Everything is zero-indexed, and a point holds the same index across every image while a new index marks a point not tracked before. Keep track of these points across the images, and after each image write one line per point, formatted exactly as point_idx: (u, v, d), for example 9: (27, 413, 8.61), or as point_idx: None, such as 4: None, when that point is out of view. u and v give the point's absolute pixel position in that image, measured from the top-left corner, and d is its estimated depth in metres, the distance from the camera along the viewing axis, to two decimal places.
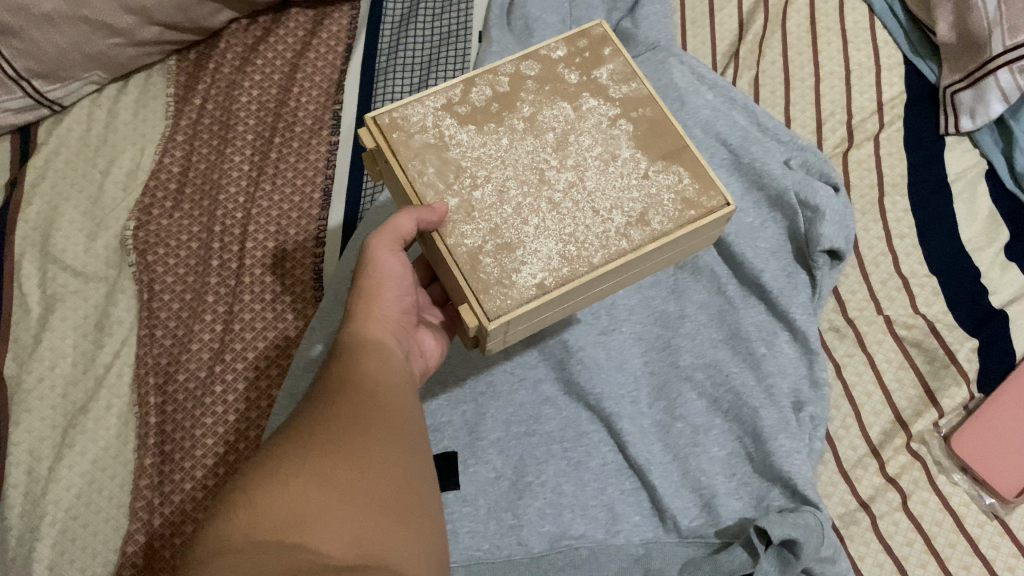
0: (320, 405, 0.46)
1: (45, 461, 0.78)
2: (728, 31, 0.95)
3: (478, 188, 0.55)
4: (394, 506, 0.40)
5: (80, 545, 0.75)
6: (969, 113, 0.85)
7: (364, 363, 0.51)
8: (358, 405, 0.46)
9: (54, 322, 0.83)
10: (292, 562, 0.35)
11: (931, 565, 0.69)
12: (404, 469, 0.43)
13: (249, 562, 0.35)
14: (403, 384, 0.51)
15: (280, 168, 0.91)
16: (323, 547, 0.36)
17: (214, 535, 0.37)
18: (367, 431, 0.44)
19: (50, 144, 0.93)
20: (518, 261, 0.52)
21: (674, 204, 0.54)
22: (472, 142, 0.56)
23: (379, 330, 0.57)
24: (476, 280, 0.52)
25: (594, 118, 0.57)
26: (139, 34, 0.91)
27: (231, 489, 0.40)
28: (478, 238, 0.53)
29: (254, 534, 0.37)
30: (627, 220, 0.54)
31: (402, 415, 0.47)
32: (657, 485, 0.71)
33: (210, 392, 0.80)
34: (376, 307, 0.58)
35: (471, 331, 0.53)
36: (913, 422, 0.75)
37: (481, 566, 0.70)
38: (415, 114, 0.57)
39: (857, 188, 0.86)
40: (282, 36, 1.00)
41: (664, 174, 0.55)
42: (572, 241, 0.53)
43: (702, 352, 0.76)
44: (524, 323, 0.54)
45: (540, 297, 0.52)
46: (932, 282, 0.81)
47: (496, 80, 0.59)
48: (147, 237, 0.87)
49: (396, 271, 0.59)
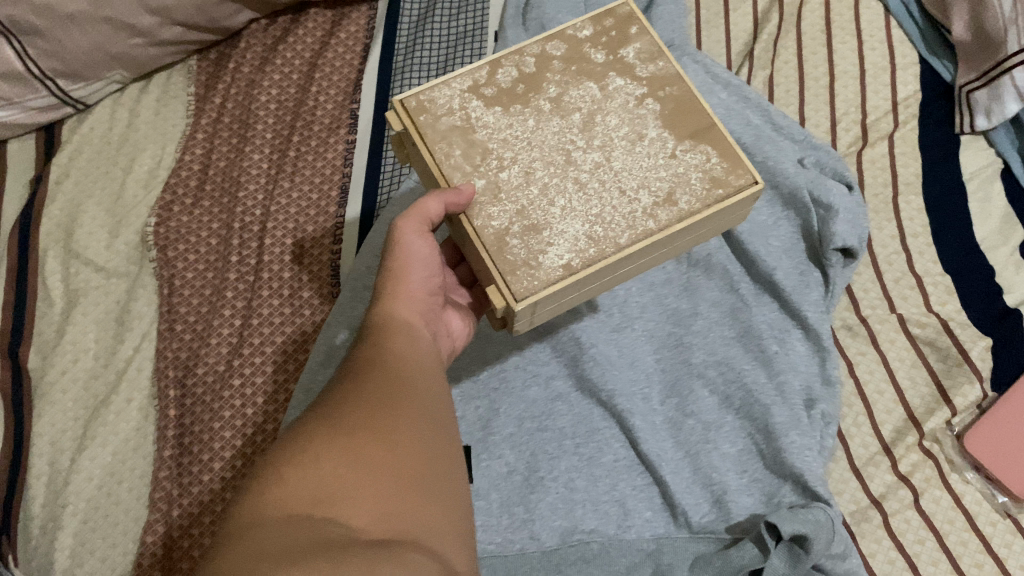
0: (346, 386, 0.47)
1: (67, 453, 0.79)
2: (743, 31, 0.96)
3: (505, 169, 0.56)
4: (423, 484, 0.41)
5: (101, 535, 0.76)
6: (984, 112, 0.84)
7: (390, 345, 0.52)
8: (386, 385, 0.47)
9: (77, 316, 0.85)
10: (323, 533, 0.36)
11: (943, 563, 0.69)
12: (433, 448, 0.44)
13: (282, 532, 0.36)
14: (430, 366, 0.52)
15: (298, 166, 0.93)
16: (354, 522, 0.37)
17: (245, 511, 0.38)
18: (396, 412, 0.44)
19: (73, 143, 0.94)
20: (545, 242, 0.53)
21: (701, 182, 0.55)
22: (498, 123, 0.57)
23: (407, 311, 0.57)
24: (503, 262, 0.53)
25: (620, 98, 0.58)
26: (160, 34, 0.93)
27: (262, 466, 0.41)
28: (505, 219, 0.54)
29: (287, 509, 0.38)
30: (654, 200, 0.54)
31: (429, 395, 0.48)
32: (669, 482, 0.72)
33: (228, 385, 0.81)
34: (404, 288, 0.58)
35: (499, 312, 0.54)
36: (925, 420, 0.75)
37: (494, 559, 0.71)
38: (442, 96, 0.58)
39: (871, 186, 0.86)
40: (301, 36, 1.01)
41: (692, 153, 0.56)
42: (599, 222, 0.54)
43: (715, 349, 0.77)
44: (551, 304, 0.55)
45: (566, 278, 0.52)
46: (945, 281, 0.81)
47: (522, 61, 0.60)
48: (168, 233, 0.89)
49: (423, 254, 0.60)
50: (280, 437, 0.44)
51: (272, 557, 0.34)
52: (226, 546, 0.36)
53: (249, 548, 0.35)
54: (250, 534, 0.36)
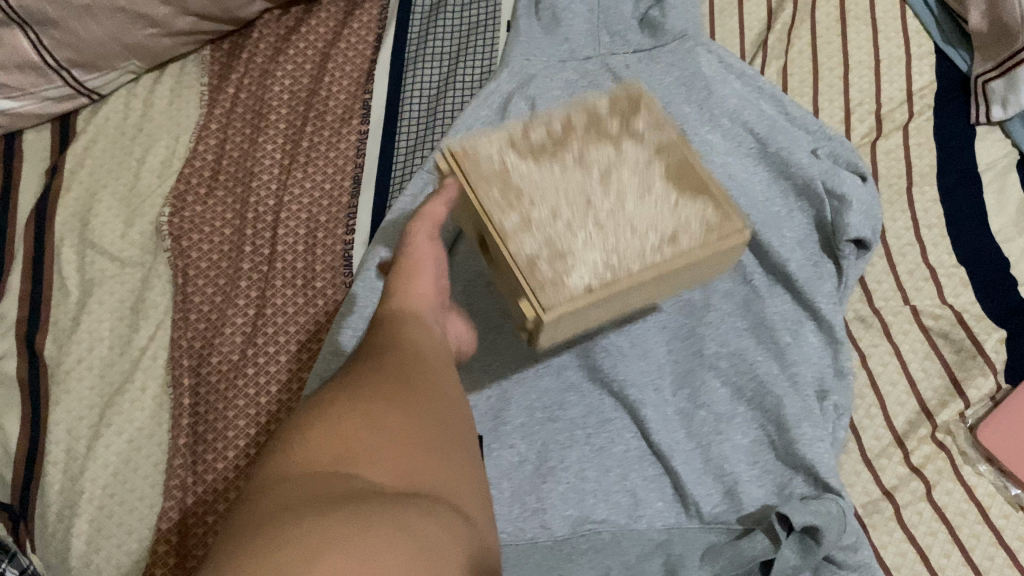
0: (366, 362, 0.48)
1: (83, 441, 0.80)
2: (756, 20, 0.95)
3: (532, 206, 0.55)
4: (441, 449, 0.42)
5: (117, 522, 0.77)
6: (1000, 102, 0.84)
7: (404, 332, 0.53)
8: (405, 362, 0.48)
9: (92, 306, 0.86)
10: (342, 487, 0.37)
11: (955, 555, 0.69)
12: (449, 420, 0.45)
13: (304, 486, 0.37)
14: (444, 353, 0.53)
15: (312, 156, 0.93)
16: (376, 478, 0.38)
17: (271, 470, 0.39)
18: (413, 385, 0.45)
19: (88, 133, 0.95)
20: (569, 265, 0.54)
21: (707, 227, 0.55)
22: (527, 173, 0.57)
23: (419, 304, 0.58)
24: (533, 278, 0.53)
25: (636, 159, 0.58)
26: (174, 24, 0.93)
27: (285, 433, 0.42)
28: (535, 244, 0.54)
29: (309, 466, 0.38)
30: (661, 239, 0.55)
31: (445, 377, 0.49)
32: (680, 472, 0.72)
33: (242, 374, 0.82)
34: (414, 286, 0.59)
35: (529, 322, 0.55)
36: (938, 412, 0.75)
37: (506, 548, 0.71)
38: (481, 152, 0.58)
39: (885, 177, 0.86)
40: (314, 26, 1.02)
41: (691, 204, 0.56)
42: (616, 251, 0.54)
43: (727, 340, 0.77)
44: (572, 319, 0.55)
45: (588, 299, 0.53)
46: (959, 273, 0.80)
47: (548, 125, 0.60)
48: (182, 223, 0.89)
49: (432, 254, 0.63)
50: (301, 408, 0.45)
51: (298, 503, 0.35)
52: (250, 500, 0.37)
53: (272, 500, 0.36)
54: (276, 487, 0.37)
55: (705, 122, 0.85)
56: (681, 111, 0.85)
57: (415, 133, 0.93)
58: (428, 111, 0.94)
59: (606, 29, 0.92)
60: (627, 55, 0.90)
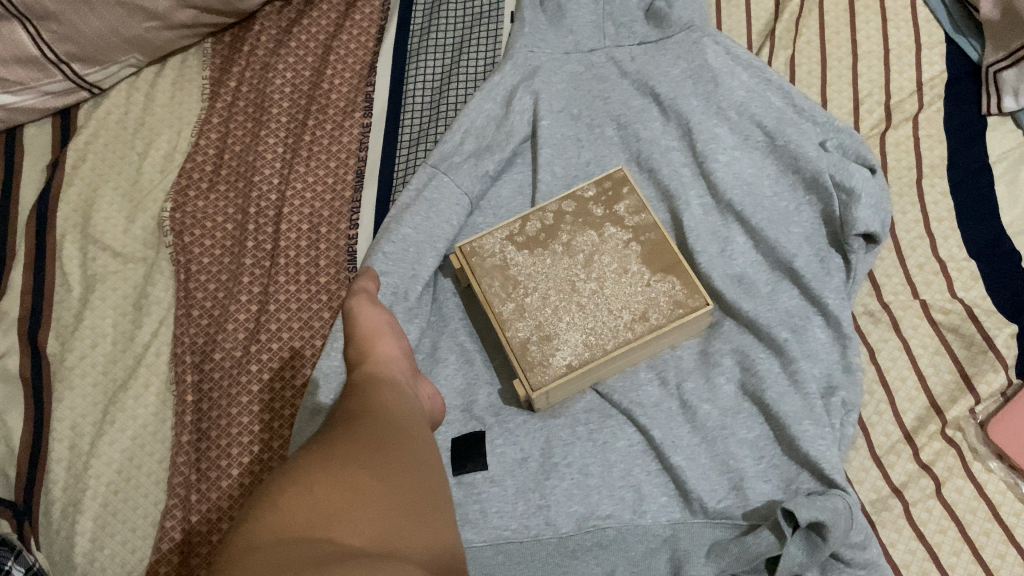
0: (341, 426, 0.47)
1: (87, 437, 0.80)
2: (763, 11, 0.94)
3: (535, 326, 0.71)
4: (413, 510, 0.41)
5: (121, 519, 0.77)
6: (1012, 92, 0.83)
7: (378, 397, 0.50)
8: (376, 425, 0.47)
9: (94, 302, 0.85)
10: (319, 554, 0.36)
11: (965, 553, 0.68)
12: (421, 479, 0.44)
13: (280, 558, 0.36)
14: (418, 416, 0.51)
15: (314, 150, 0.92)
16: (349, 543, 0.37)
17: (243, 537, 0.38)
18: (386, 446, 0.44)
19: (90, 127, 0.94)
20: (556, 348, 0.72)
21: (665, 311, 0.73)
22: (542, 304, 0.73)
23: (387, 367, 0.55)
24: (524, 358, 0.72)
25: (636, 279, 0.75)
26: (175, 17, 0.92)
27: (257, 498, 0.41)
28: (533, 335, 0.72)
29: (283, 533, 0.37)
30: (633, 317, 0.73)
31: (420, 438, 0.48)
32: (680, 467, 0.71)
33: (245, 371, 0.81)
34: (377, 352, 0.57)
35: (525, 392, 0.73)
36: (948, 408, 0.74)
37: (509, 545, 0.70)
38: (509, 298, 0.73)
39: (895, 169, 0.85)
40: (316, 18, 1.01)
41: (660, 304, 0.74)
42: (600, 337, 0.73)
43: (731, 337, 0.77)
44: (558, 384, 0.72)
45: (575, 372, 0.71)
46: (969, 267, 0.79)
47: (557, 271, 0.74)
48: (184, 218, 0.89)
49: (383, 320, 0.60)
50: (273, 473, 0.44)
51: None
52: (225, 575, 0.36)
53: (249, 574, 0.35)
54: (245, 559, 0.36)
55: (710, 115, 0.84)
56: (686, 103, 0.84)
57: (418, 126, 0.93)
58: (431, 103, 0.94)
59: (611, 20, 0.90)
60: (632, 47, 0.89)
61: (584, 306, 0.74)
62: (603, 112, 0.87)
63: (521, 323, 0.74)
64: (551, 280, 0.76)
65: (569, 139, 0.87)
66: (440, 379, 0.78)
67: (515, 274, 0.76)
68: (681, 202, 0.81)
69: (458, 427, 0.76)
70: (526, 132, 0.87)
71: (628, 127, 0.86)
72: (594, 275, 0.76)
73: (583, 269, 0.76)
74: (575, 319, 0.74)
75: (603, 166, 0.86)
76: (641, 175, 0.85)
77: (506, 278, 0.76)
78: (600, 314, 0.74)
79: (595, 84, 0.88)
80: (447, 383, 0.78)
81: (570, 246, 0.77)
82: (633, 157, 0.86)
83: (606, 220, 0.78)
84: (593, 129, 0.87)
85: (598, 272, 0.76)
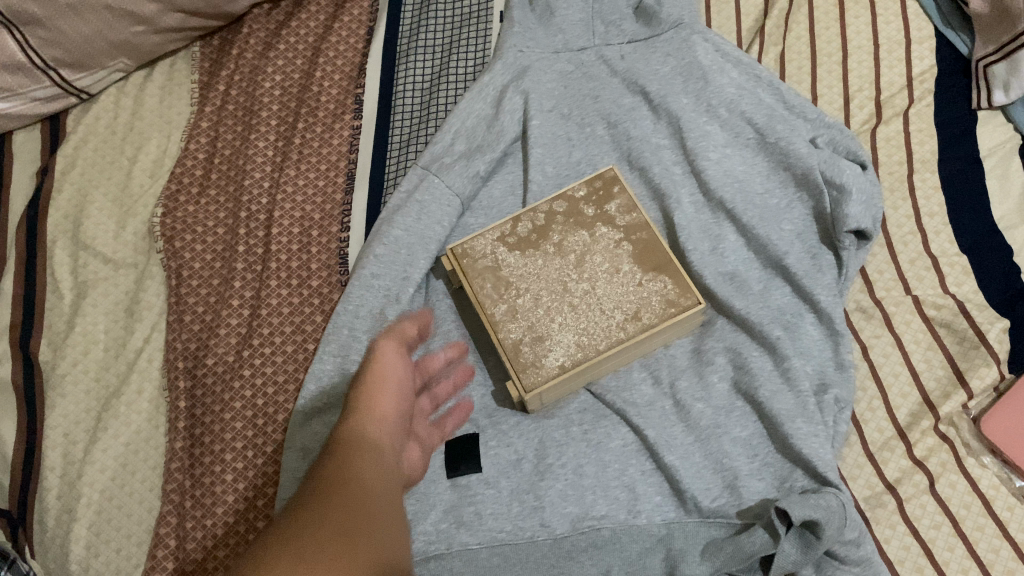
0: (318, 493, 0.46)
1: (80, 444, 0.80)
2: (753, 7, 0.94)
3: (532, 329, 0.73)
4: None
5: (116, 526, 0.76)
6: (1001, 86, 0.83)
7: (351, 466, 0.50)
8: (349, 496, 0.46)
9: (86, 308, 0.85)
10: None
11: (960, 548, 0.68)
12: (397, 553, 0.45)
13: None
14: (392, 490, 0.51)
15: (304, 153, 0.92)
16: None
17: None
18: (366, 518, 0.45)
19: (78, 132, 0.94)
20: (547, 349, 0.73)
21: (657, 309, 0.73)
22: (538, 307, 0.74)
23: (375, 427, 0.55)
24: (518, 362, 0.72)
25: (628, 279, 0.75)
26: (163, 21, 0.92)
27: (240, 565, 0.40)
28: (520, 333, 0.73)
29: None
30: (625, 317, 0.73)
31: (388, 509, 0.48)
32: (674, 466, 0.71)
33: (238, 376, 0.81)
34: (375, 406, 0.57)
35: (515, 397, 0.73)
36: (941, 404, 0.74)
37: (504, 547, 0.70)
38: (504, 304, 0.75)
39: (886, 164, 0.85)
40: (304, 20, 1.00)
41: (653, 304, 0.74)
42: (589, 336, 0.73)
43: (724, 335, 0.77)
44: (549, 386, 0.72)
45: (564, 373, 0.72)
46: (962, 261, 0.79)
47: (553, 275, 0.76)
48: (175, 224, 0.88)
49: (395, 367, 0.60)
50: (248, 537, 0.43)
51: None
52: None
53: None
54: None
55: (701, 113, 0.84)
56: (676, 101, 0.84)
57: (408, 128, 0.93)
58: (421, 104, 0.94)
59: (600, 18, 0.90)
60: (622, 46, 0.89)
61: (576, 306, 0.74)
62: (594, 110, 0.87)
63: (514, 324, 0.74)
64: (542, 281, 0.76)
65: (559, 138, 0.87)
66: None
67: (507, 275, 0.76)
68: (673, 200, 0.81)
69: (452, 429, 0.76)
70: (516, 132, 0.87)
71: (618, 125, 0.86)
72: (586, 275, 0.76)
73: (575, 269, 0.76)
74: (567, 319, 0.74)
75: (594, 165, 0.86)
76: (632, 173, 0.85)
77: (498, 280, 0.76)
78: (593, 314, 0.74)
79: (585, 83, 0.88)
80: None
81: (561, 247, 0.77)
82: (624, 155, 0.86)
83: (597, 219, 0.78)
84: (584, 128, 0.87)
85: (589, 273, 0.76)
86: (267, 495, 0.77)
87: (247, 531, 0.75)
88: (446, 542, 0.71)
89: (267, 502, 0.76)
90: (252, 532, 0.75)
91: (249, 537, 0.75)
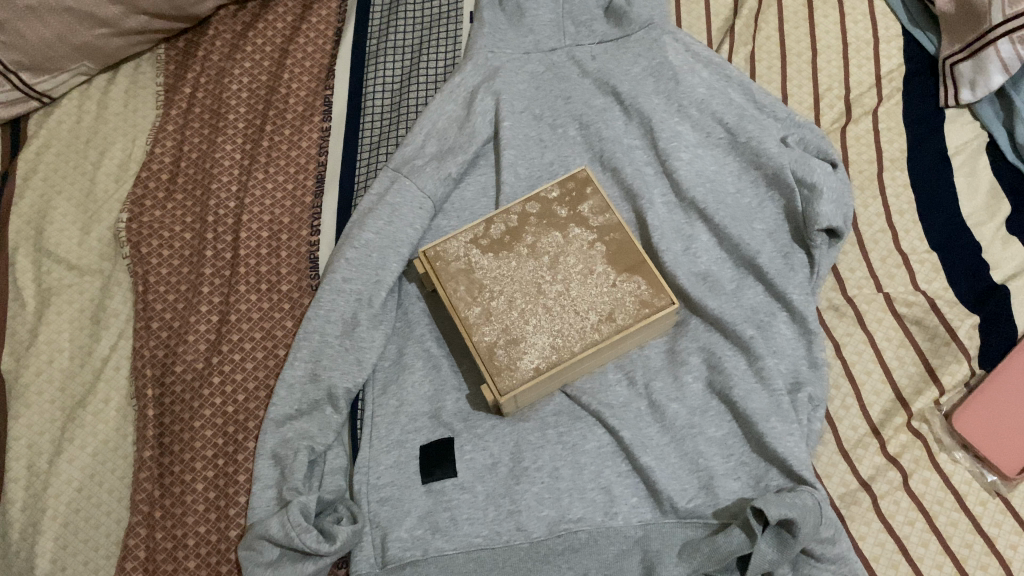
0: None
1: (46, 455, 0.77)
2: (723, 6, 0.94)
3: (505, 329, 0.73)
4: None
5: (82, 538, 0.74)
6: (968, 85, 0.84)
7: None
8: None
9: (50, 316, 0.82)
10: None
11: (933, 544, 0.68)
12: None
13: None
14: None
15: (272, 157, 0.91)
16: None
17: None
18: None
19: (40, 137, 0.91)
20: (522, 352, 0.72)
21: (633, 306, 0.73)
22: (511, 308, 0.74)
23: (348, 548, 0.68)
24: (493, 365, 0.71)
25: (602, 278, 0.75)
26: (126, 24, 0.90)
27: None
28: (494, 335, 0.73)
29: None
30: (599, 318, 0.73)
31: None
32: (651, 468, 0.71)
33: (207, 383, 0.80)
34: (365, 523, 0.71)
35: (490, 401, 0.72)
36: (913, 401, 0.75)
37: (481, 552, 0.70)
38: (478, 306, 0.74)
39: (856, 163, 0.85)
40: (271, 22, 0.99)
41: (628, 303, 0.73)
42: (563, 338, 0.73)
43: (698, 335, 0.76)
44: (525, 389, 0.72)
45: (539, 375, 0.71)
46: (931, 259, 0.80)
47: (528, 276, 0.75)
48: (141, 229, 0.86)
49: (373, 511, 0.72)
50: None
51: None
52: None
53: None
54: None
55: (672, 113, 0.84)
56: (647, 101, 0.84)
57: (378, 130, 0.92)
58: (391, 106, 0.93)
59: (570, 19, 0.90)
60: (593, 46, 0.89)
61: (550, 308, 0.74)
62: (565, 111, 0.87)
63: (488, 327, 0.73)
64: (515, 283, 0.75)
65: (532, 139, 0.86)
66: (407, 386, 0.77)
67: (480, 278, 0.75)
68: (646, 200, 0.81)
69: (427, 434, 0.75)
70: (488, 133, 0.86)
71: (590, 126, 0.86)
72: (560, 277, 0.75)
73: (549, 270, 0.75)
74: (541, 321, 0.73)
75: (567, 166, 0.85)
76: (605, 175, 0.85)
77: (471, 282, 0.75)
78: (567, 316, 0.73)
79: (556, 84, 0.88)
80: (414, 391, 0.77)
81: (535, 248, 0.76)
82: (597, 156, 0.85)
83: (571, 220, 0.78)
84: (556, 129, 0.87)
85: (563, 274, 0.75)
86: (238, 504, 0.75)
87: (218, 540, 0.74)
88: (422, 549, 0.70)
89: (239, 510, 0.75)
90: (224, 542, 0.74)
91: (221, 547, 0.74)
